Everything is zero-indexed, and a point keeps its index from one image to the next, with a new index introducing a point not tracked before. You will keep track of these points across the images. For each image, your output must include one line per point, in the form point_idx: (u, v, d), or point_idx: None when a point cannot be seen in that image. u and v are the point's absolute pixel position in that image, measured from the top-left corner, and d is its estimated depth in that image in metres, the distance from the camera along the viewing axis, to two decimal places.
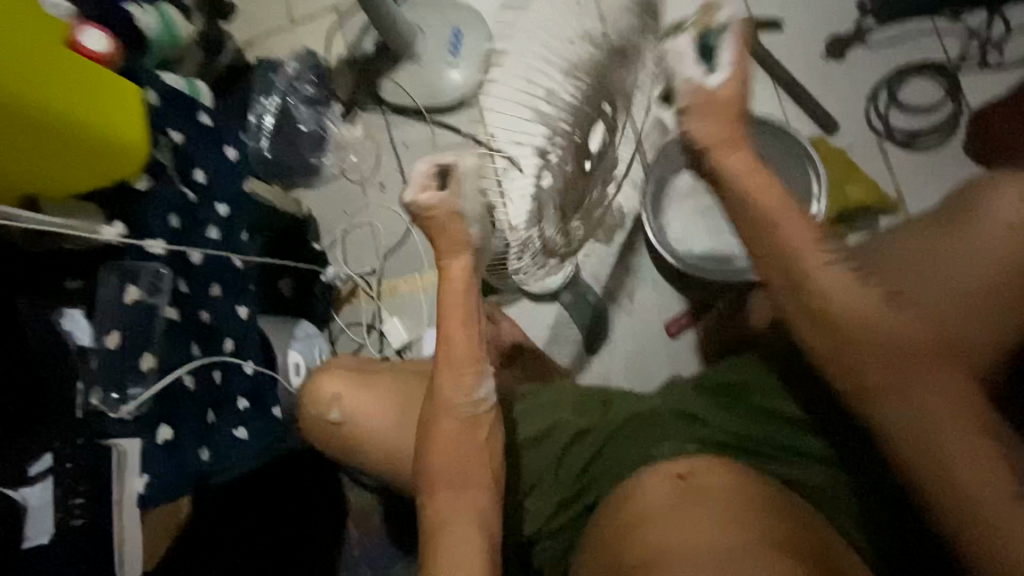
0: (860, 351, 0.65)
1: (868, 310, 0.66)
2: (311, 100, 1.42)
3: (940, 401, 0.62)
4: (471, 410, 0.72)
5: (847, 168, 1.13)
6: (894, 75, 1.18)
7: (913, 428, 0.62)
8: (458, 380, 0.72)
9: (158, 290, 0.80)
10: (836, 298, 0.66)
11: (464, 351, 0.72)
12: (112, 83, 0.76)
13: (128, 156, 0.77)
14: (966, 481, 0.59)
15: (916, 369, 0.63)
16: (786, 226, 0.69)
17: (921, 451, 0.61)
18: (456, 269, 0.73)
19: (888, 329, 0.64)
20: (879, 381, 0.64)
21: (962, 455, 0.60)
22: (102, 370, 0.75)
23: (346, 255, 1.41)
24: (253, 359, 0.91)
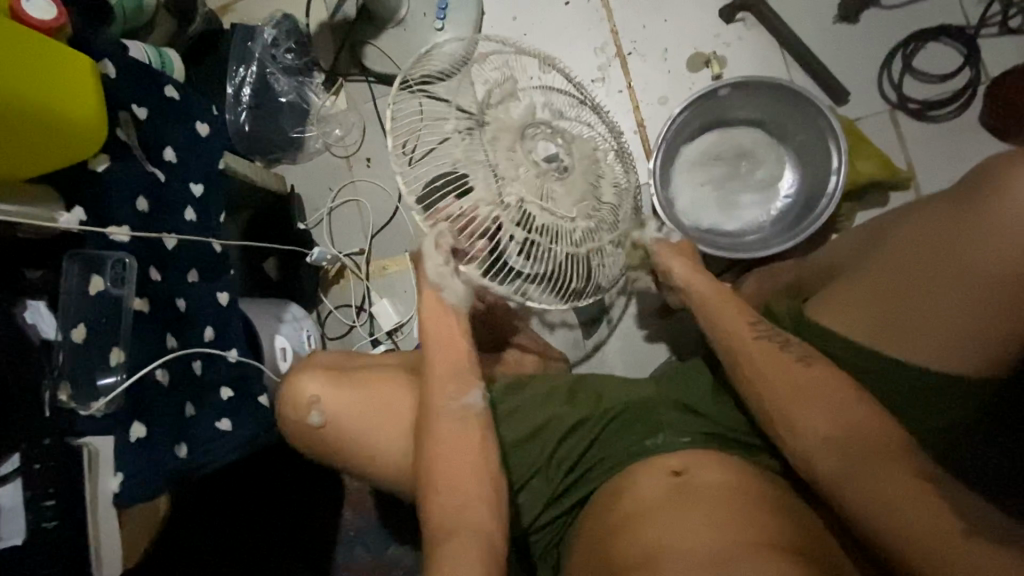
0: (799, 407, 0.67)
1: (809, 380, 0.68)
2: (290, 69, 1.35)
3: (868, 441, 0.63)
4: (462, 414, 0.73)
5: (859, 142, 1.06)
6: (913, 36, 1.09)
7: (836, 467, 0.63)
8: (446, 389, 0.75)
9: (123, 281, 0.73)
10: (778, 369, 0.69)
11: (449, 367, 0.76)
12: (64, 56, 0.68)
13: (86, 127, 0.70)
14: (913, 517, 0.58)
15: (853, 415, 0.65)
16: (722, 308, 0.78)
17: (862, 489, 0.61)
18: (426, 300, 0.79)
19: (817, 389, 0.67)
20: (817, 432, 0.65)
21: (892, 489, 0.60)
22: (70, 363, 0.71)
23: (332, 236, 1.37)
24: (237, 347, 0.88)
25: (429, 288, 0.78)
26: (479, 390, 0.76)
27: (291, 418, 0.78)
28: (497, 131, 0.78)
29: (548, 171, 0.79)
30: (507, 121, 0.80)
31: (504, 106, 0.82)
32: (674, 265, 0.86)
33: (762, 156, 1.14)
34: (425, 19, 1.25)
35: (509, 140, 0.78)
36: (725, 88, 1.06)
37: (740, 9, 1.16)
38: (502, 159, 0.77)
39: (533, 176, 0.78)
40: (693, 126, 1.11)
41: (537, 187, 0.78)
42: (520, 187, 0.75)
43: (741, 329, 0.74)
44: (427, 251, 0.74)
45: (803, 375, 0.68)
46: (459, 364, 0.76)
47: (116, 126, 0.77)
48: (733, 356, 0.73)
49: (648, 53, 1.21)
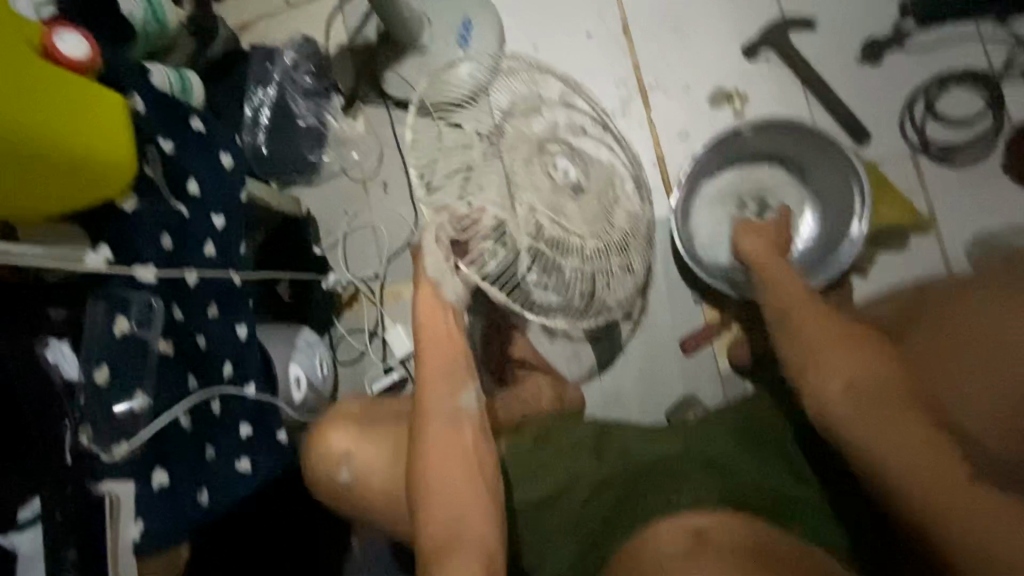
0: (830, 360, 0.72)
1: (842, 338, 0.74)
2: (308, 91, 1.34)
3: (888, 392, 0.67)
4: (456, 417, 0.73)
5: (881, 187, 1.06)
6: (934, 80, 1.11)
7: (854, 420, 0.67)
8: (440, 391, 0.74)
9: (149, 322, 0.73)
10: (814, 332, 0.77)
11: (444, 365, 0.75)
12: (96, 96, 0.67)
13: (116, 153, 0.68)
14: (921, 455, 0.62)
15: (878, 366, 0.69)
16: (783, 284, 0.88)
17: (871, 437, 0.65)
18: (425, 296, 0.76)
19: (851, 350, 0.72)
20: (842, 382, 0.70)
21: (906, 438, 0.63)
22: (96, 406, 0.70)
23: (347, 260, 1.36)
24: (254, 380, 0.86)
25: (427, 282, 0.76)
26: (473, 390, 0.76)
27: (320, 472, 0.79)
28: (515, 144, 0.83)
29: (563, 188, 0.82)
30: (527, 138, 0.85)
31: (523, 123, 0.88)
32: (745, 245, 0.98)
33: (782, 195, 1.14)
34: (447, 47, 1.25)
35: (527, 152, 0.83)
36: (747, 129, 1.07)
37: (763, 46, 1.17)
38: (519, 171, 0.80)
39: (548, 193, 0.80)
40: (715, 163, 1.12)
41: (551, 202, 0.80)
42: (532, 195, 0.78)
43: (797, 302, 0.83)
44: (429, 253, 0.74)
45: (843, 340, 0.74)
46: (453, 363, 0.76)
47: (144, 162, 0.77)
48: (787, 321, 0.81)
49: (669, 86, 1.21)
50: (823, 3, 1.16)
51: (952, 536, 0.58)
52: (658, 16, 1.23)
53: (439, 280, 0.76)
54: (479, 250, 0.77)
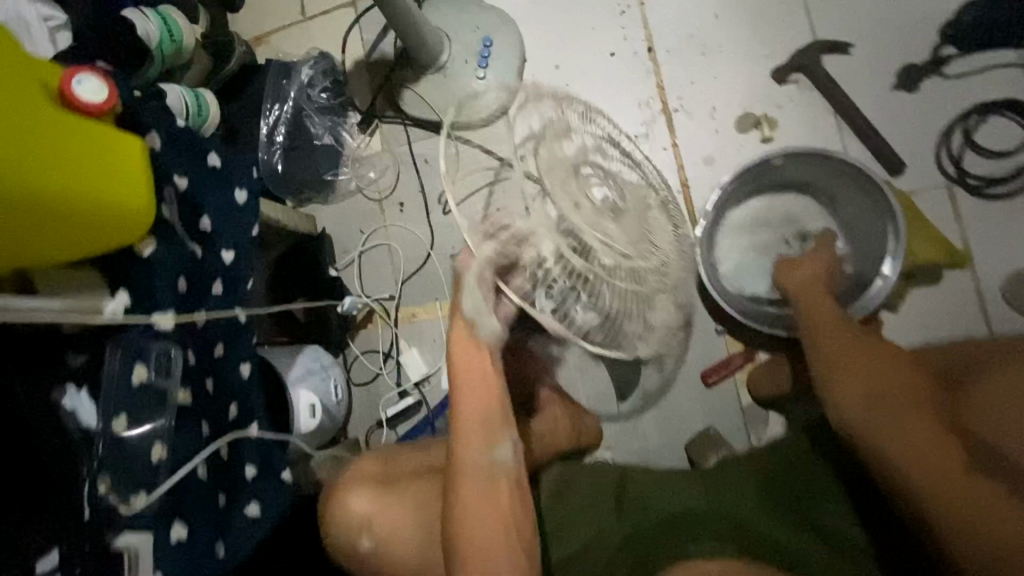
0: (849, 373, 0.79)
1: (862, 353, 0.80)
2: (324, 108, 1.32)
3: (901, 399, 0.73)
4: (491, 472, 0.71)
5: (916, 222, 1.03)
6: (974, 109, 1.06)
7: (860, 413, 0.74)
8: (475, 444, 0.71)
9: (167, 372, 0.72)
10: (836, 347, 0.83)
11: (479, 412, 0.72)
12: (113, 142, 0.65)
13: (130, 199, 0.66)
14: (927, 451, 0.67)
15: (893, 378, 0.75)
16: (808, 297, 0.93)
17: (879, 436, 0.71)
18: (459, 331, 0.73)
19: (869, 366, 0.78)
20: (857, 392, 0.76)
21: (907, 429, 0.69)
22: (113, 455, 0.69)
23: (362, 280, 1.35)
24: (258, 421, 0.86)
25: (462, 319, 0.73)
26: (509, 444, 0.73)
27: (344, 537, 0.81)
28: (551, 167, 0.77)
29: (602, 211, 0.77)
30: (560, 161, 0.79)
31: (555, 144, 0.81)
32: (793, 276, 0.98)
33: (811, 223, 1.11)
34: (467, 66, 1.21)
35: (563, 175, 0.77)
36: (779, 158, 1.02)
37: (794, 70, 1.13)
38: (561, 191, 0.73)
39: (593, 217, 0.74)
40: (744, 192, 1.08)
41: (592, 221, 0.74)
42: (576, 217, 0.71)
43: (823, 318, 0.88)
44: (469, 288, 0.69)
45: (862, 355, 0.80)
46: (491, 413, 0.73)
47: (161, 202, 0.74)
48: (811, 336, 0.87)
49: (695, 109, 1.18)
50: (856, 27, 1.12)
51: (953, 528, 0.62)
52: (684, 36, 1.20)
53: (477, 315, 0.71)
54: (523, 269, 0.70)
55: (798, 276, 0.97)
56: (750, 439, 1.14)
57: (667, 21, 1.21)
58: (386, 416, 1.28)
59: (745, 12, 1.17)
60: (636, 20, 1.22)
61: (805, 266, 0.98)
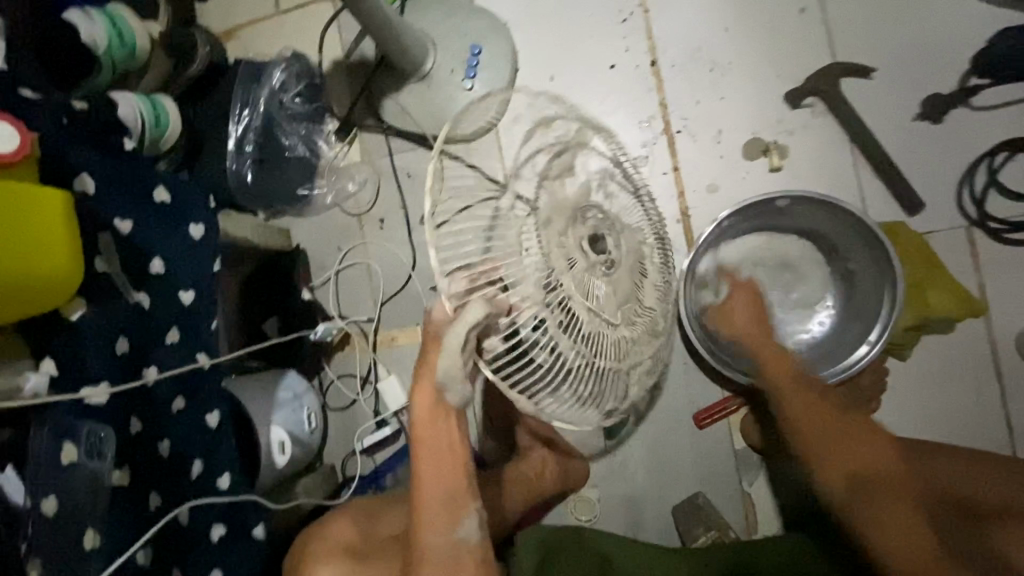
0: (834, 442, 0.79)
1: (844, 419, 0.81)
2: (298, 115, 1.21)
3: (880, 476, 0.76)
4: (453, 553, 0.70)
5: (929, 269, 0.96)
6: (1001, 145, 0.98)
7: (844, 492, 0.76)
8: (439, 525, 0.70)
9: (99, 453, 0.64)
10: (816, 404, 0.82)
11: (445, 485, 0.70)
12: (22, 198, 0.56)
13: (55, 255, 0.58)
14: (904, 535, 0.70)
15: (874, 454, 0.78)
16: (754, 334, 0.87)
17: (870, 517, 0.73)
18: (421, 398, 0.69)
19: (851, 435, 0.79)
20: (840, 464, 0.78)
21: (888, 512, 0.72)
22: (42, 544, 0.60)
23: (339, 300, 1.27)
24: (228, 470, 0.78)
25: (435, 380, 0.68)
26: (474, 518, 0.71)
27: None
28: (556, 212, 0.67)
29: (596, 265, 0.68)
30: (563, 207, 0.68)
31: (560, 178, 0.71)
32: (740, 311, 0.88)
33: (807, 270, 1.03)
34: (453, 76, 1.11)
35: (564, 225, 0.66)
36: (783, 199, 0.94)
37: (809, 94, 1.03)
38: (558, 246, 0.65)
39: (588, 277, 0.67)
40: (745, 224, 1.00)
41: (581, 281, 0.67)
42: (570, 282, 0.65)
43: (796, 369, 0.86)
44: (451, 349, 0.62)
45: (845, 421, 0.81)
46: (454, 489, 0.70)
47: (95, 256, 0.67)
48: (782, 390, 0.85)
49: (700, 132, 1.08)
50: (879, 49, 1.03)
51: None
52: (691, 50, 1.09)
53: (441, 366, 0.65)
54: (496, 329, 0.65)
55: (739, 314, 0.88)
56: (742, 484, 1.08)
57: (673, 32, 1.10)
58: (361, 446, 1.21)
59: (758, 27, 1.07)
60: (639, 29, 1.11)
61: (739, 307, 0.88)
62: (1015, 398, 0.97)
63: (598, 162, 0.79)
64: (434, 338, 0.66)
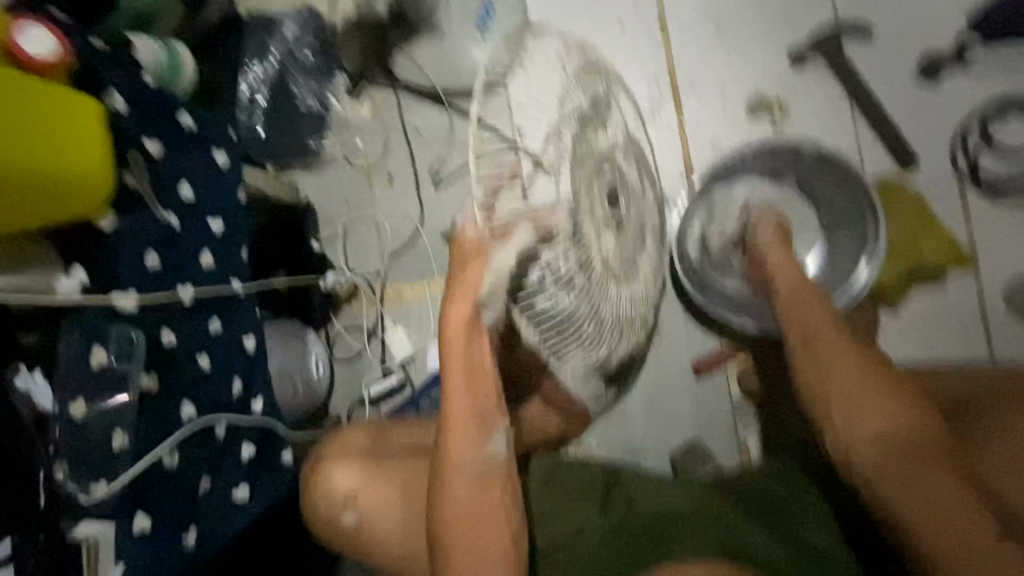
0: (859, 405, 0.72)
1: (866, 376, 0.74)
2: (310, 69, 1.23)
3: (910, 437, 0.68)
4: (482, 466, 0.70)
5: (920, 220, 1.00)
6: (994, 104, 1.02)
7: (868, 457, 0.69)
8: (468, 439, 0.69)
9: (129, 356, 0.67)
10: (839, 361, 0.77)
11: (476, 399, 0.69)
12: (64, 108, 0.59)
13: (94, 156, 0.61)
14: (937, 508, 0.62)
15: (897, 411, 0.70)
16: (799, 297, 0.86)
17: (903, 489, 0.65)
18: (459, 305, 0.66)
19: (875, 399, 0.72)
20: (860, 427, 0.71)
21: (922, 479, 0.64)
22: (70, 442, 0.65)
23: (347, 254, 1.28)
24: (262, 395, 0.83)
25: (479, 261, 0.64)
26: (502, 434, 0.71)
27: (326, 514, 0.77)
28: (584, 160, 0.70)
29: (608, 220, 0.73)
30: (589, 154, 0.71)
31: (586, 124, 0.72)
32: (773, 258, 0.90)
33: (797, 235, 1.06)
34: (465, 30, 1.15)
35: (591, 170, 0.70)
36: (808, 150, 0.98)
37: (811, 52, 1.07)
38: (585, 192, 0.68)
39: (603, 228, 0.72)
40: (762, 167, 1.03)
41: (597, 228, 0.71)
42: (589, 222, 0.68)
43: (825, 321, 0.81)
44: (506, 253, 0.62)
45: (867, 381, 0.73)
46: (484, 401, 0.70)
47: (125, 171, 0.68)
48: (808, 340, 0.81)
49: (705, 89, 1.11)
50: (880, 9, 1.06)
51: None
52: (699, 10, 1.12)
53: (486, 267, 0.63)
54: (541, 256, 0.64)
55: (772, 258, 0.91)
56: (738, 432, 1.12)
57: None
58: (368, 394, 1.23)
59: None
60: None
61: (773, 251, 0.91)
62: (1003, 348, 1.01)
63: (619, 126, 0.84)
64: (467, 259, 0.65)
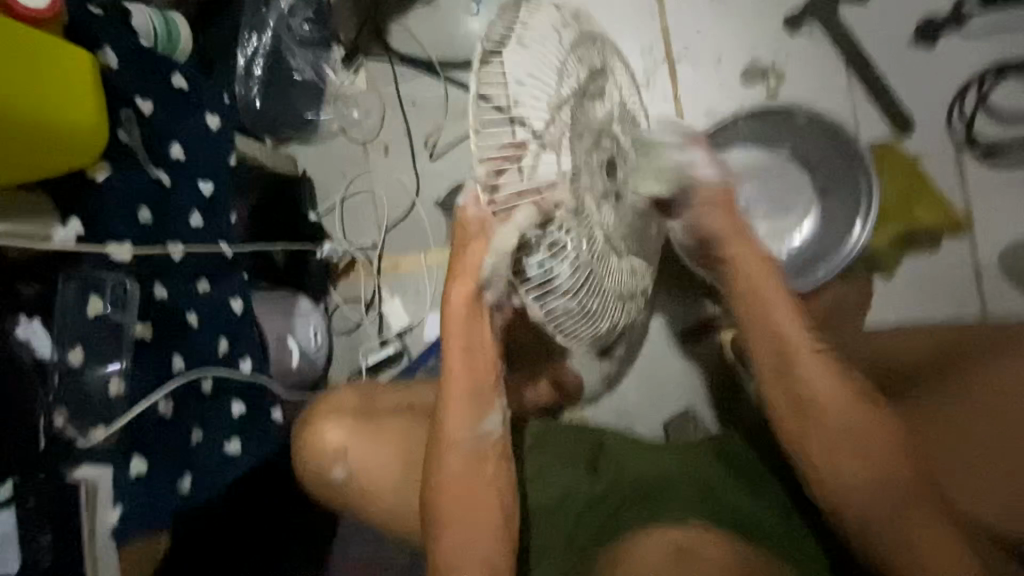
0: (836, 436, 0.67)
1: (840, 402, 0.67)
2: (306, 40, 1.23)
3: (885, 468, 0.65)
4: (476, 444, 0.71)
5: (910, 188, 1.02)
6: (992, 69, 1.01)
7: (842, 488, 0.66)
8: (463, 416, 0.70)
9: (122, 305, 0.70)
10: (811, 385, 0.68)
11: (471, 380, 0.70)
12: (57, 59, 0.61)
13: (86, 109, 0.63)
14: (911, 544, 0.62)
15: (875, 441, 0.65)
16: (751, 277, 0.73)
17: (882, 526, 0.64)
18: (461, 288, 0.66)
19: (852, 428, 0.66)
20: (836, 458, 0.67)
21: (897, 510, 0.63)
22: (67, 389, 0.66)
23: (344, 227, 1.29)
24: (251, 357, 0.83)
25: (480, 242, 0.63)
26: (498, 414, 0.72)
27: (316, 469, 0.78)
28: (584, 133, 0.64)
29: (607, 196, 0.67)
30: (589, 125, 0.65)
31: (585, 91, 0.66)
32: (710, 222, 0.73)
33: (793, 203, 1.03)
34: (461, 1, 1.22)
35: (590, 143, 0.64)
36: (801, 115, 1.00)
37: (807, 19, 1.06)
38: (586, 167, 0.63)
39: (604, 205, 0.67)
40: (756, 134, 1.03)
41: (597, 205, 0.66)
42: (590, 196, 0.64)
43: (790, 331, 0.71)
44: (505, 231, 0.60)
45: (839, 406, 0.67)
46: (482, 382, 0.70)
47: (118, 126, 0.70)
48: (778, 356, 0.71)
49: (700, 58, 1.11)
50: None
51: None
52: None
53: (485, 249, 0.62)
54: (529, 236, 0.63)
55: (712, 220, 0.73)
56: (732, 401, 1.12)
57: None
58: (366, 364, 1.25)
59: None
60: None
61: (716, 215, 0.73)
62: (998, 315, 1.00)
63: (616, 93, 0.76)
64: (468, 238, 0.64)
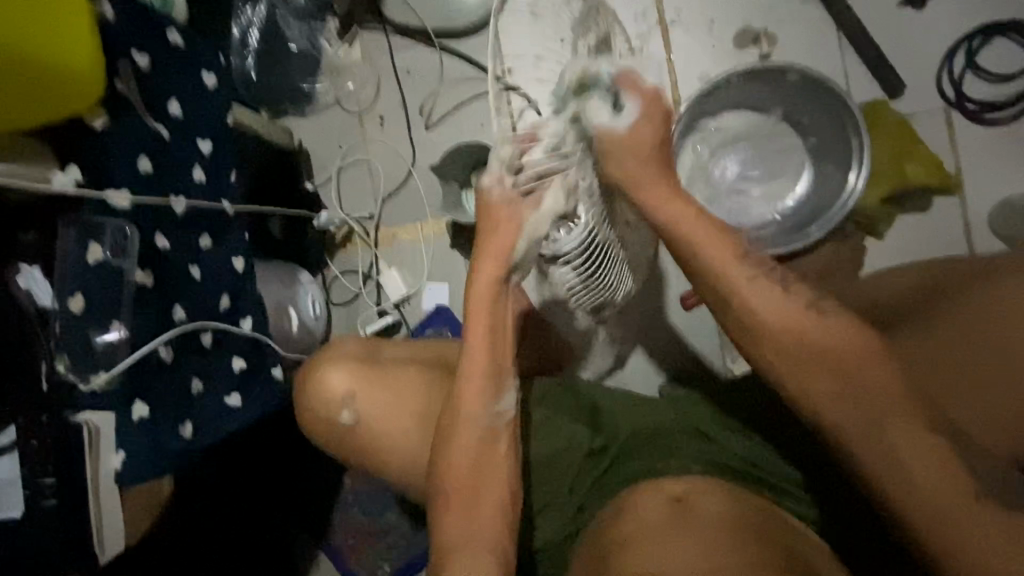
0: (829, 369, 0.61)
1: (831, 338, 0.61)
2: (301, 11, 1.24)
3: (886, 398, 0.59)
4: (490, 421, 0.69)
5: (905, 145, 1.01)
6: (980, 29, 1.02)
7: (838, 422, 0.60)
8: (480, 393, 0.69)
9: (124, 251, 0.70)
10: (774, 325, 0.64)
11: (490, 363, 0.70)
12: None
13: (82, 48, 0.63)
14: (917, 477, 0.57)
15: (873, 375, 0.60)
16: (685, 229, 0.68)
17: (882, 460, 0.58)
18: (486, 272, 0.70)
19: (845, 357, 0.61)
20: (832, 393, 0.61)
21: (903, 442, 0.58)
22: (71, 334, 0.67)
23: (341, 198, 1.29)
24: (251, 316, 0.85)
25: (513, 222, 0.69)
26: (514, 394, 0.71)
27: (322, 415, 0.79)
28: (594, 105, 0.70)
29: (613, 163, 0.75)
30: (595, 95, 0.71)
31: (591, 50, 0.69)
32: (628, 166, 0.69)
33: (784, 166, 1.06)
34: None
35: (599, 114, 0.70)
36: (794, 74, 0.97)
37: None
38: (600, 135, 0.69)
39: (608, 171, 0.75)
40: (755, 97, 1.04)
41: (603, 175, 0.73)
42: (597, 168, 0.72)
43: (732, 269, 0.66)
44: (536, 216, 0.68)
45: (827, 338, 0.61)
46: (501, 362, 0.70)
47: (115, 77, 0.69)
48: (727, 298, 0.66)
49: (693, 23, 1.11)
50: None
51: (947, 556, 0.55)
52: None
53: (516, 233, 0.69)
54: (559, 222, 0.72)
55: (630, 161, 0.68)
56: None
57: None
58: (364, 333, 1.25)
59: None
60: None
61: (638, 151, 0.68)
62: None
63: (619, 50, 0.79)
64: (499, 223, 0.69)
